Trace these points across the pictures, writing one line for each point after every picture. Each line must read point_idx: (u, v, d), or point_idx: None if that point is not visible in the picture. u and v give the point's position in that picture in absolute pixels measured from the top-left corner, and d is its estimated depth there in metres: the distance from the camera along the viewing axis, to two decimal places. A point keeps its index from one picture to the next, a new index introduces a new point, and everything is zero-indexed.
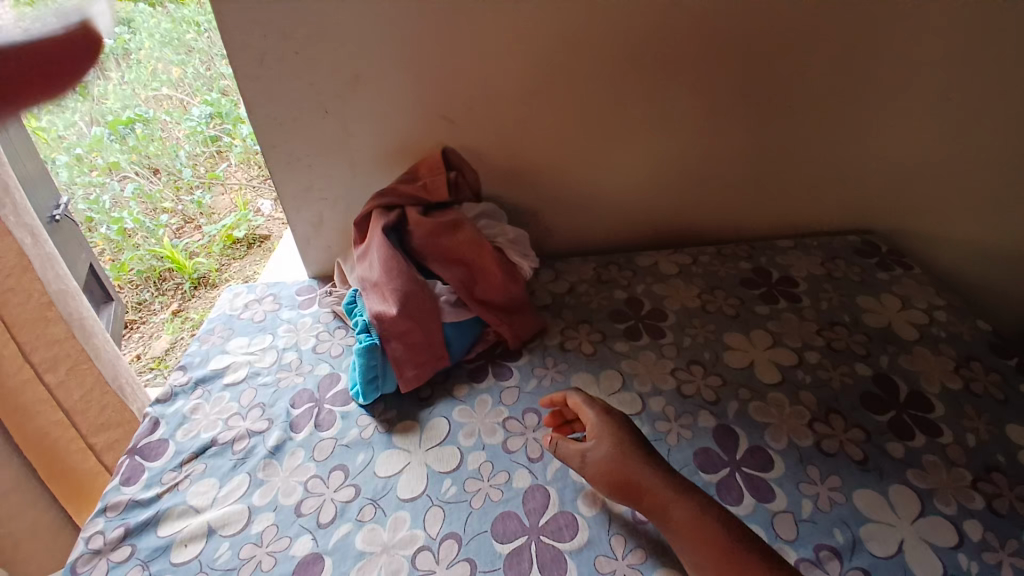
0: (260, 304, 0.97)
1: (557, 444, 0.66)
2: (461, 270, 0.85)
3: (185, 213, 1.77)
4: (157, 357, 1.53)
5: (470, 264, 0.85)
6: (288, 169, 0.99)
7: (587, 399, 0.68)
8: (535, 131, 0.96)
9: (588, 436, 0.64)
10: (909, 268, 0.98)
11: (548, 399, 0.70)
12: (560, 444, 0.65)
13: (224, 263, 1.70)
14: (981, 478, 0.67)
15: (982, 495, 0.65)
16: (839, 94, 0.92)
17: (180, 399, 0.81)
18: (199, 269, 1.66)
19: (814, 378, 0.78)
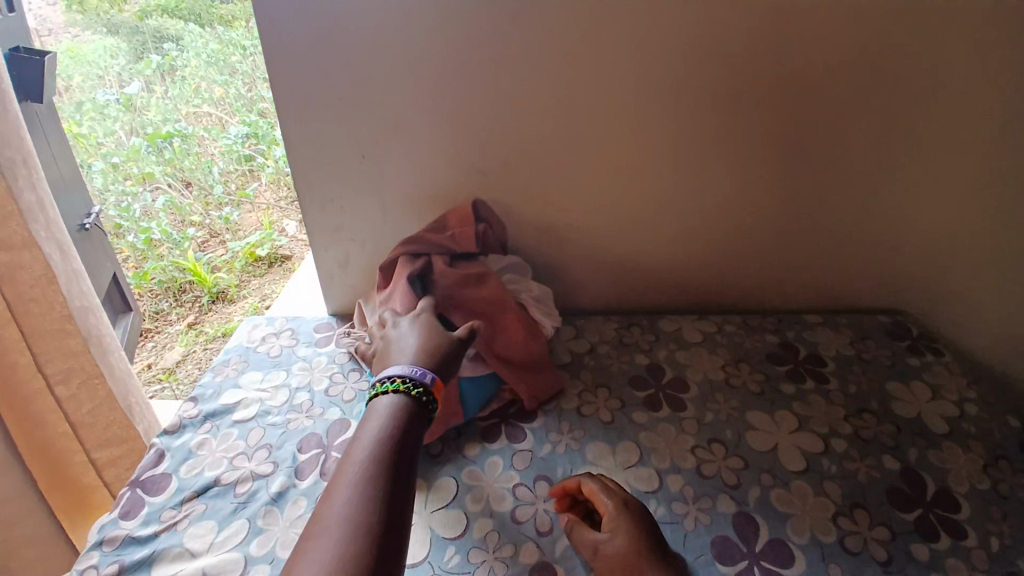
0: (278, 338, 0.97)
1: (573, 528, 0.62)
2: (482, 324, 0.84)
3: (211, 227, 1.81)
4: (166, 368, 1.56)
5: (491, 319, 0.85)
6: (321, 209, 1.00)
7: (602, 484, 0.66)
8: (566, 189, 0.96)
9: (605, 527, 0.61)
10: (941, 354, 0.94)
11: (560, 485, 0.67)
12: (575, 528, 0.62)
13: (245, 280, 1.72)
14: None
15: None
16: (874, 174, 0.91)
17: (188, 432, 0.80)
18: (219, 284, 1.67)
19: (840, 469, 0.75)
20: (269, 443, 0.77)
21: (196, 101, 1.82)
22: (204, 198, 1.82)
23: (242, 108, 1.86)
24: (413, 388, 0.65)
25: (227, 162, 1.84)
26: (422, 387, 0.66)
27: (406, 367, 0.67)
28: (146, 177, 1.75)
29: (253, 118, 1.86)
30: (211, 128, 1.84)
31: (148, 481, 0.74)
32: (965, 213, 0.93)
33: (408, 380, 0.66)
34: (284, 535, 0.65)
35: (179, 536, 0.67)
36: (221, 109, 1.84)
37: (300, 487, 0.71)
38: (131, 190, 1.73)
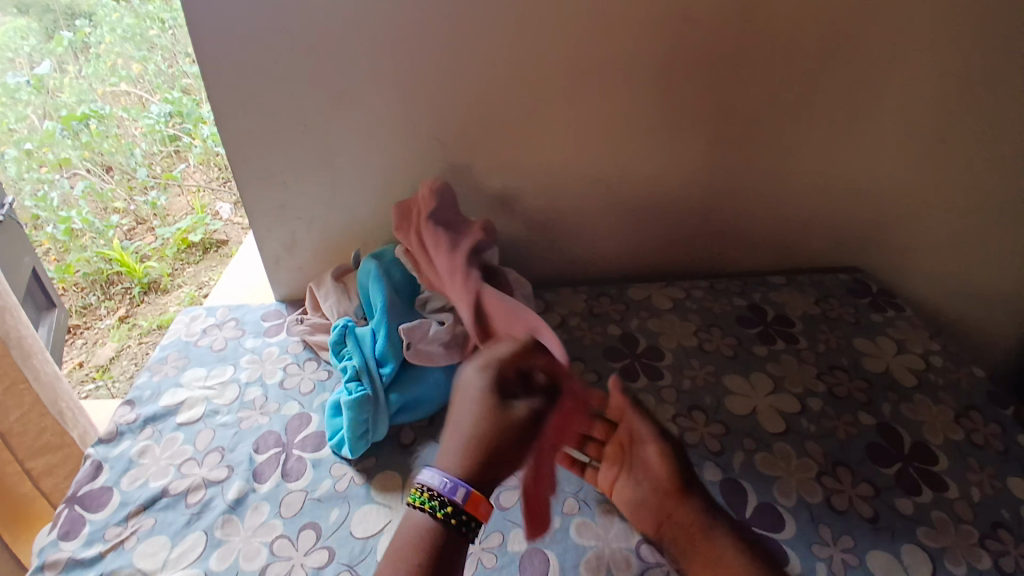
0: (221, 330, 0.89)
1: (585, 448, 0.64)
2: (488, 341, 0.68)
3: (138, 213, 1.66)
4: (100, 366, 1.41)
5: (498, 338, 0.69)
6: (260, 186, 0.91)
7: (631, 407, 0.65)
8: (529, 155, 0.91)
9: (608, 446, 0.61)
10: (902, 308, 0.96)
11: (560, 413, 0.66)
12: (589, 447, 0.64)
13: (178, 268, 1.58)
14: (988, 535, 0.63)
15: (989, 552, 0.61)
16: (839, 132, 0.90)
17: (127, 439, 0.73)
18: (150, 273, 1.54)
19: (819, 428, 0.75)
20: (221, 445, 0.70)
21: (113, 80, 1.66)
22: (127, 182, 1.67)
23: (163, 84, 1.71)
24: (444, 510, 0.52)
25: (150, 143, 1.69)
26: (452, 508, 0.52)
27: (437, 476, 0.54)
28: (62, 164, 1.60)
29: (176, 95, 1.71)
30: (130, 107, 1.68)
31: (86, 497, 0.66)
32: (927, 168, 0.93)
33: (438, 496, 0.53)
34: (246, 545, 0.59)
35: (128, 555, 0.60)
36: (140, 87, 1.69)
37: (260, 492, 0.65)
38: (47, 177, 1.57)
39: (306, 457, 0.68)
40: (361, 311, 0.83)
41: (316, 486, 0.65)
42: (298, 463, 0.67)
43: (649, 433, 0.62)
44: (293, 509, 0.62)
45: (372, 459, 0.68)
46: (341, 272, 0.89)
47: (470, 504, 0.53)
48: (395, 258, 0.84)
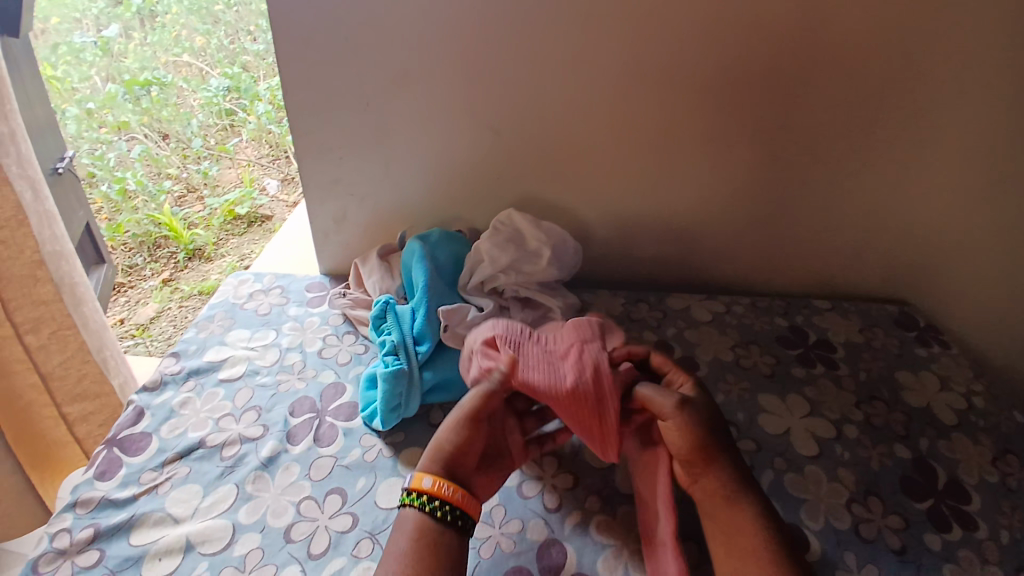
0: (267, 296, 0.91)
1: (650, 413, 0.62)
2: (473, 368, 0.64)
3: (189, 181, 1.72)
4: (139, 325, 1.47)
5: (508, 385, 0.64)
6: (317, 159, 0.94)
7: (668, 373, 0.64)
8: (580, 153, 0.91)
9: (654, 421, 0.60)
10: (948, 346, 0.92)
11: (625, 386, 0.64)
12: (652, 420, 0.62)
13: (222, 238, 1.63)
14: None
15: None
16: (898, 159, 0.88)
17: (170, 389, 0.76)
18: (195, 241, 1.59)
19: (852, 455, 0.73)
20: (259, 405, 0.73)
21: (176, 50, 1.70)
22: (181, 150, 1.73)
23: (224, 60, 1.75)
24: (415, 499, 0.55)
25: (207, 115, 1.74)
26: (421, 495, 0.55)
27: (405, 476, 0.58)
28: (121, 127, 1.67)
29: (236, 71, 1.74)
30: (191, 78, 1.73)
31: (126, 441, 0.69)
32: (988, 205, 0.90)
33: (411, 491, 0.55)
34: (275, 502, 0.61)
35: (160, 500, 0.63)
36: (202, 59, 1.73)
37: (292, 453, 0.67)
38: (106, 138, 1.65)
39: (338, 424, 0.70)
40: (403, 291, 0.84)
41: (346, 453, 0.66)
42: (330, 429, 0.69)
43: (668, 410, 0.58)
44: (322, 473, 0.64)
45: (401, 434, 0.69)
46: (387, 251, 0.91)
47: (416, 484, 0.56)
48: (439, 241, 0.85)
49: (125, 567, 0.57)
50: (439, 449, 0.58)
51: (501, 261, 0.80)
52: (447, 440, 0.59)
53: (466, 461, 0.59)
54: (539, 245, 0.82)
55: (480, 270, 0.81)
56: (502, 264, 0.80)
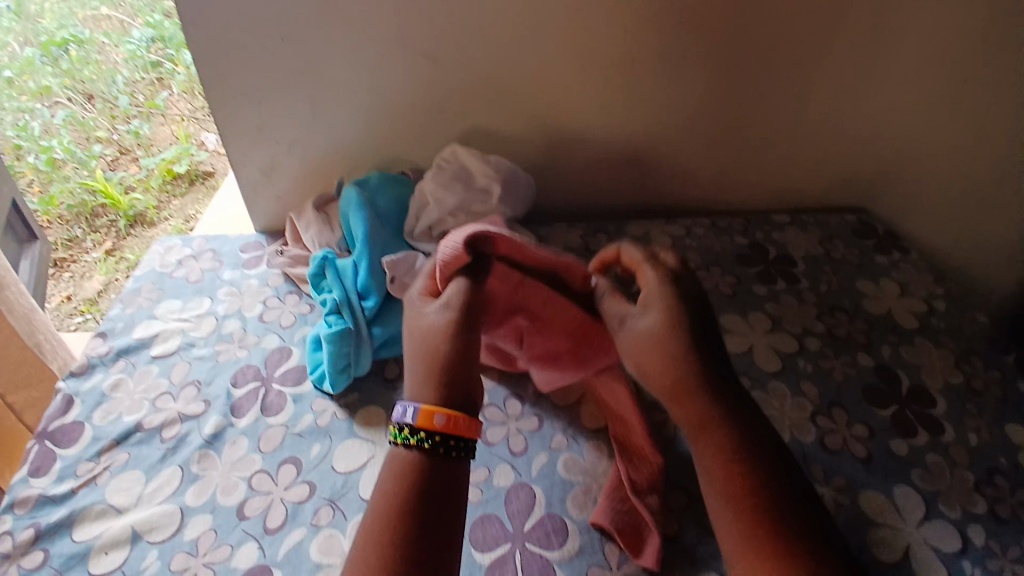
0: (197, 261, 0.85)
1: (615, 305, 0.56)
2: (462, 277, 0.55)
3: (121, 143, 1.51)
4: (88, 299, 1.28)
5: (513, 311, 0.60)
6: (234, 106, 0.85)
7: (649, 256, 0.54)
8: (523, 78, 0.84)
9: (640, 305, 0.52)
10: (907, 251, 0.92)
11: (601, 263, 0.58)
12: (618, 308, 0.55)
13: (165, 201, 1.41)
14: (985, 481, 0.62)
15: (985, 499, 0.60)
16: (855, 62, 0.84)
17: (99, 372, 0.70)
18: (136, 206, 1.39)
19: (816, 368, 0.73)
20: (198, 379, 0.68)
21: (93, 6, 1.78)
22: (109, 112, 1.56)
23: (144, 9, 1.76)
24: (416, 437, 0.46)
25: (132, 70, 1.62)
26: (423, 431, 0.46)
27: (397, 407, 0.48)
28: (43, 93, 1.58)
29: (158, 21, 1.73)
30: (112, 32, 1.71)
31: (57, 432, 0.64)
32: (947, 107, 0.87)
33: (416, 429, 0.47)
34: (224, 480, 0.58)
35: (100, 491, 0.58)
36: (122, 10, 1.74)
37: (238, 427, 0.62)
38: (27, 106, 1.54)
39: (286, 391, 0.66)
40: (344, 244, 0.78)
41: (296, 421, 0.62)
42: (277, 398, 0.65)
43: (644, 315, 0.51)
44: (272, 444, 0.60)
45: (355, 394, 0.65)
46: (323, 202, 0.84)
47: (422, 421, 0.47)
48: (378, 186, 0.79)
49: (70, 565, 0.53)
50: (434, 365, 0.49)
51: (448, 202, 0.75)
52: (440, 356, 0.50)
53: (466, 370, 0.50)
54: (488, 181, 0.76)
55: (426, 214, 0.75)
56: (449, 205, 0.75)
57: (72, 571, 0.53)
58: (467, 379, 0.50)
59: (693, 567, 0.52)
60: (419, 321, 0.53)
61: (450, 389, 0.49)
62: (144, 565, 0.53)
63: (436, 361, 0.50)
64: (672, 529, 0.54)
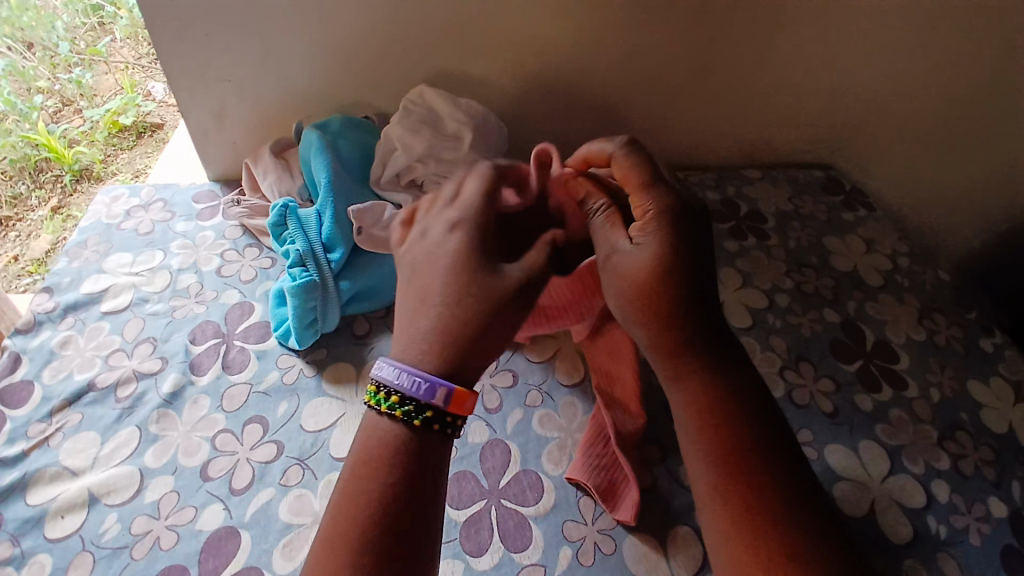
0: (147, 212, 0.79)
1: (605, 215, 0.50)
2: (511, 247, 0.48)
3: (63, 94, 1.34)
4: (37, 260, 1.16)
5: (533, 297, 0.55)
6: (177, 39, 0.78)
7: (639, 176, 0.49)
8: (491, 17, 0.79)
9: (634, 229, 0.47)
10: (872, 209, 0.93)
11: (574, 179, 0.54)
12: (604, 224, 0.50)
13: (111, 155, 1.29)
14: (947, 437, 0.64)
15: (949, 454, 0.63)
16: (832, 16, 0.81)
17: (47, 329, 0.65)
18: (81, 160, 1.25)
19: (785, 323, 0.74)
20: (153, 336, 0.64)
21: None
22: (49, 59, 1.35)
23: None
24: (422, 417, 0.41)
25: (72, 14, 1.40)
26: (430, 412, 0.41)
27: (403, 375, 0.41)
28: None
29: None
30: None
31: (4, 392, 0.60)
32: (919, 63, 0.85)
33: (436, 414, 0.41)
34: (186, 440, 0.55)
35: (53, 453, 0.55)
36: None
37: (198, 385, 0.60)
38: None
39: (249, 348, 0.63)
40: (307, 193, 0.75)
41: (261, 378, 0.60)
42: (240, 355, 0.62)
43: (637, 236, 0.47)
44: (236, 403, 0.58)
45: (323, 350, 0.63)
46: (281, 147, 0.79)
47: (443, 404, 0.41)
48: (340, 130, 0.74)
49: (26, 530, 0.51)
50: (466, 330, 0.42)
51: (417, 148, 0.72)
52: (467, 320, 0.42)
53: (499, 342, 0.43)
54: (458, 126, 0.72)
55: (394, 161, 0.72)
56: (418, 152, 0.72)
57: (29, 536, 0.50)
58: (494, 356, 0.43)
59: (667, 519, 0.53)
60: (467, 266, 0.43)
61: (473, 361, 0.43)
62: (104, 528, 0.50)
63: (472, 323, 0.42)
64: (646, 481, 0.55)
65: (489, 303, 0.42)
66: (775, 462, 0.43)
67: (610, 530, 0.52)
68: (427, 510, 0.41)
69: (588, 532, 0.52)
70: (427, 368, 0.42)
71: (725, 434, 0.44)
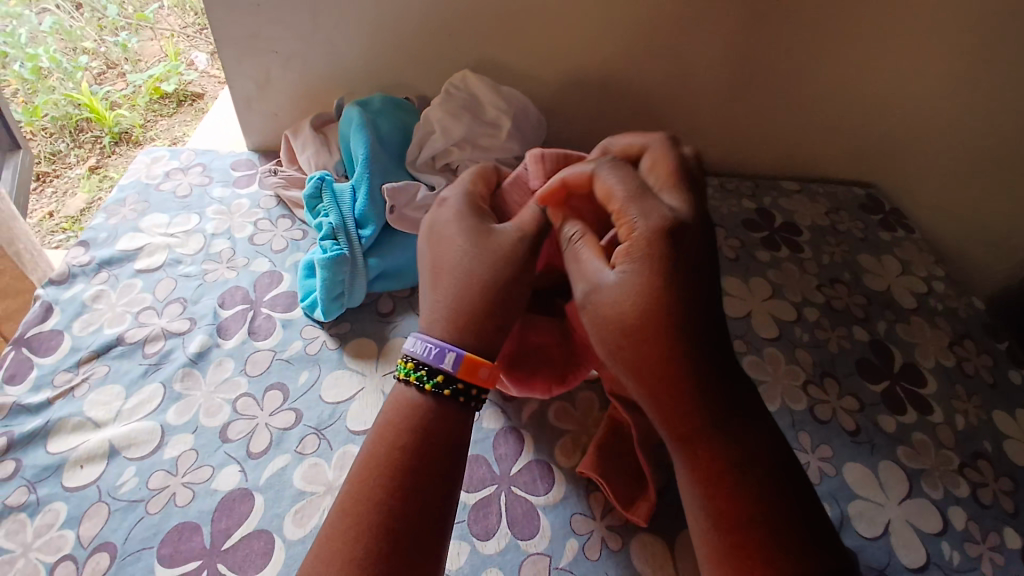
0: (185, 176, 0.81)
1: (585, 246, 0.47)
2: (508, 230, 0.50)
3: (109, 57, 1.38)
4: (71, 218, 1.17)
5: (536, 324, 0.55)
6: (227, 6, 0.79)
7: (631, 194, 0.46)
8: (538, 6, 0.79)
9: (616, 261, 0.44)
10: (911, 230, 0.91)
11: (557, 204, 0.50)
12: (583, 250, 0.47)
13: (151, 120, 1.30)
14: (970, 466, 0.63)
15: (969, 482, 0.61)
16: (888, 28, 0.78)
17: (81, 282, 0.67)
18: (122, 123, 1.27)
19: (812, 338, 0.72)
20: (183, 297, 0.65)
21: None
22: (98, 21, 1.40)
23: None
24: (433, 381, 0.45)
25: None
26: (441, 376, 0.45)
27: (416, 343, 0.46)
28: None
29: None
30: None
31: (35, 340, 0.62)
32: (973, 83, 0.82)
33: (444, 375, 0.45)
34: (207, 401, 0.56)
35: (77, 403, 0.57)
36: None
37: (224, 347, 0.61)
38: (14, 11, 1.36)
39: (275, 316, 0.64)
40: (343, 168, 0.75)
41: (285, 346, 0.61)
42: (266, 322, 0.63)
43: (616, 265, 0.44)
44: (259, 368, 0.59)
45: (347, 325, 0.63)
46: (322, 122, 0.80)
47: (455, 368, 0.45)
48: (382, 109, 0.75)
49: (44, 477, 0.52)
50: (487, 286, 0.47)
51: (455, 133, 0.71)
52: (465, 294, 0.47)
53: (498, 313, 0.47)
54: (497, 114, 0.72)
55: (431, 143, 0.72)
56: (456, 136, 0.71)
57: (45, 483, 0.52)
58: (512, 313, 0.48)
59: (678, 523, 0.52)
60: (487, 252, 0.48)
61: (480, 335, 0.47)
62: (121, 481, 0.52)
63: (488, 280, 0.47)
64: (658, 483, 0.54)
65: (500, 258, 0.48)
66: (799, 540, 0.38)
67: (619, 527, 0.52)
68: (439, 474, 0.42)
69: (597, 527, 0.51)
70: (440, 338, 0.46)
71: (733, 496, 0.39)
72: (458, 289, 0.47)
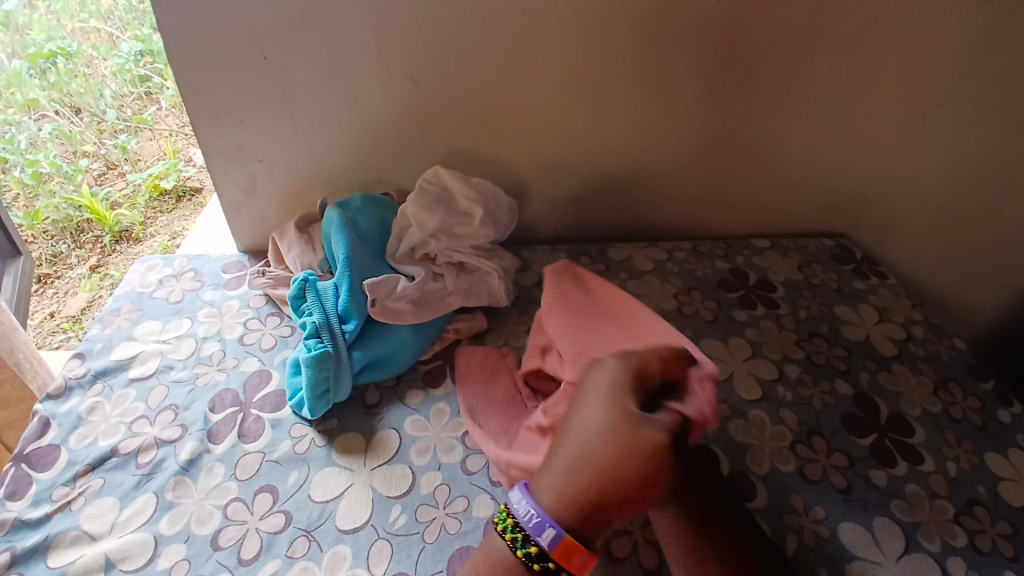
0: (178, 281, 0.84)
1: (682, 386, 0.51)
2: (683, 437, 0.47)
3: (109, 158, 1.43)
4: (71, 317, 1.22)
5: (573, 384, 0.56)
6: (214, 122, 0.84)
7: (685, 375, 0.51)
8: (506, 100, 0.84)
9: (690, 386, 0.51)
10: (885, 277, 0.94)
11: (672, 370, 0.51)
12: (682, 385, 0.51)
13: (151, 217, 1.36)
14: (966, 513, 0.62)
15: (966, 530, 0.61)
16: (829, 93, 0.84)
17: (77, 394, 0.69)
18: (121, 222, 1.32)
19: (795, 396, 0.73)
20: (175, 403, 0.67)
21: (83, 15, 1.40)
22: (97, 125, 1.43)
23: (134, 20, 1.44)
24: (526, 548, 0.45)
25: (120, 83, 1.45)
26: (535, 548, 0.45)
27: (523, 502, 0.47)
28: (29, 105, 1.34)
29: (148, 32, 1.45)
30: (100, 44, 1.42)
31: (33, 455, 0.62)
32: (921, 136, 0.87)
33: (537, 547, 0.45)
34: (198, 508, 0.57)
35: (74, 517, 0.57)
36: (111, 23, 1.42)
37: (215, 453, 0.62)
38: (12, 118, 1.33)
39: (264, 416, 0.65)
40: (327, 266, 0.78)
41: (274, 447, 0.62)
42: (255, 423, 0.64)
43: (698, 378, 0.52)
44: (249, 472, 0.60)
45: (335, 421, 0.65)
46: (306, 222, 0.84)
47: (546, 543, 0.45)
48: (361, 207, 0.79)
49: None
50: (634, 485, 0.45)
51: (430, 225, 0.74)
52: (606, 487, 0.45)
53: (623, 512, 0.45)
54: (470, 204, 0.77)
55: (409, 236, 0.75)
56: (432, 228, 0.75)
57: None
58: (618, 506, 0.45)
59: None
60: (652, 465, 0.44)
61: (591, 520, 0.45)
62: None
63: (606, 479, 0.45)
64: (651, 562, 0.55)
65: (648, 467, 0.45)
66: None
67: None
68: None
69: None
70: (550, 508, 0.46)
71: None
72: (577, 472, 0.46)
